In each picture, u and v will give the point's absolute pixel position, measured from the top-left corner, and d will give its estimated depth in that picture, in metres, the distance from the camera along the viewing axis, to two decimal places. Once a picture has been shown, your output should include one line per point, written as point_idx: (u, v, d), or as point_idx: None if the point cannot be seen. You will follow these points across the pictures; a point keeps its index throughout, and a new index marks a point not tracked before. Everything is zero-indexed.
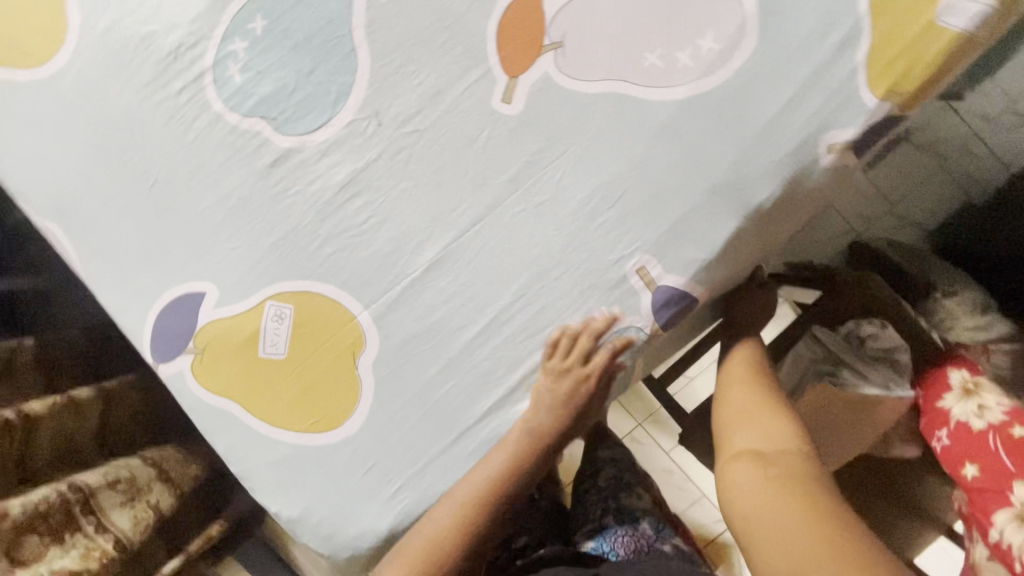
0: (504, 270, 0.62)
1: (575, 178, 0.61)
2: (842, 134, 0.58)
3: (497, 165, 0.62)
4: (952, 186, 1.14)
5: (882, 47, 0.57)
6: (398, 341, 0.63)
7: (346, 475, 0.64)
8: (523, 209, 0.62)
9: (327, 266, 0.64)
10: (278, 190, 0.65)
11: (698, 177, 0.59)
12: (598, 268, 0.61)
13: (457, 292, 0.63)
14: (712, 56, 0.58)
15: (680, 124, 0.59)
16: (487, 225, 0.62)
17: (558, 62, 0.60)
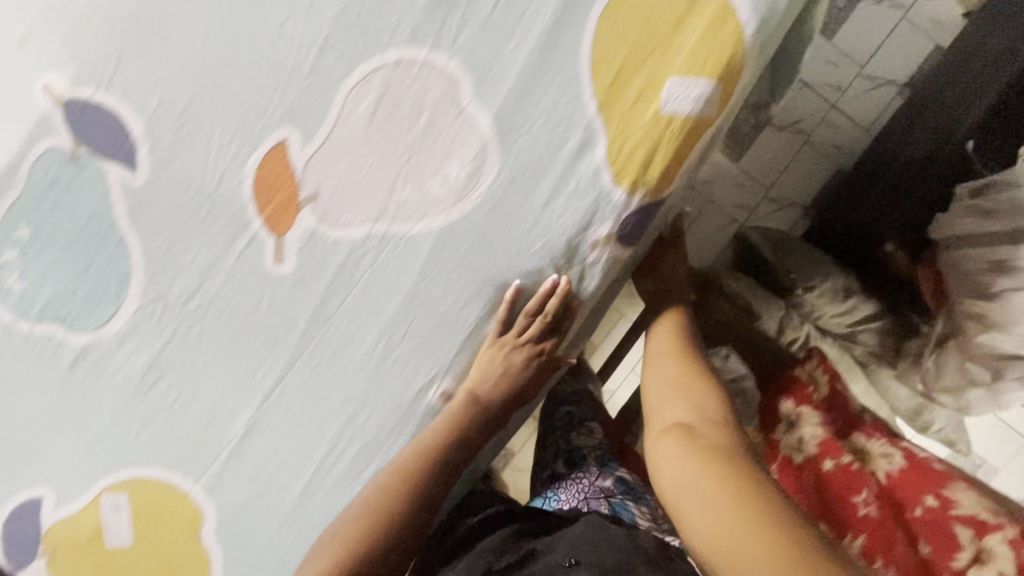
0: (391, 279, 0.61)
1: (445, 147, 0.59)
2: (678, 102, 0.57)
3: (368, 142, 0.60)
4: (817, 156, 1.36)
5: (614, 41, 0.56)
6: (279, 417, 0.63)
7: (295, 473, 0.64)
8: (404, 201, 0.60)
9: (239, 388, 0.63)
10: (160, 338, 0.63)
11: (554, 162, 0.59)
12: (490, 262, 0.61)
13: (362, 267, 0.61)
14: (486, 11, 0.57)
15: (539, 90, 0.58)
16: (373, 242, 0.61)
17: (400, 65, 0.58)
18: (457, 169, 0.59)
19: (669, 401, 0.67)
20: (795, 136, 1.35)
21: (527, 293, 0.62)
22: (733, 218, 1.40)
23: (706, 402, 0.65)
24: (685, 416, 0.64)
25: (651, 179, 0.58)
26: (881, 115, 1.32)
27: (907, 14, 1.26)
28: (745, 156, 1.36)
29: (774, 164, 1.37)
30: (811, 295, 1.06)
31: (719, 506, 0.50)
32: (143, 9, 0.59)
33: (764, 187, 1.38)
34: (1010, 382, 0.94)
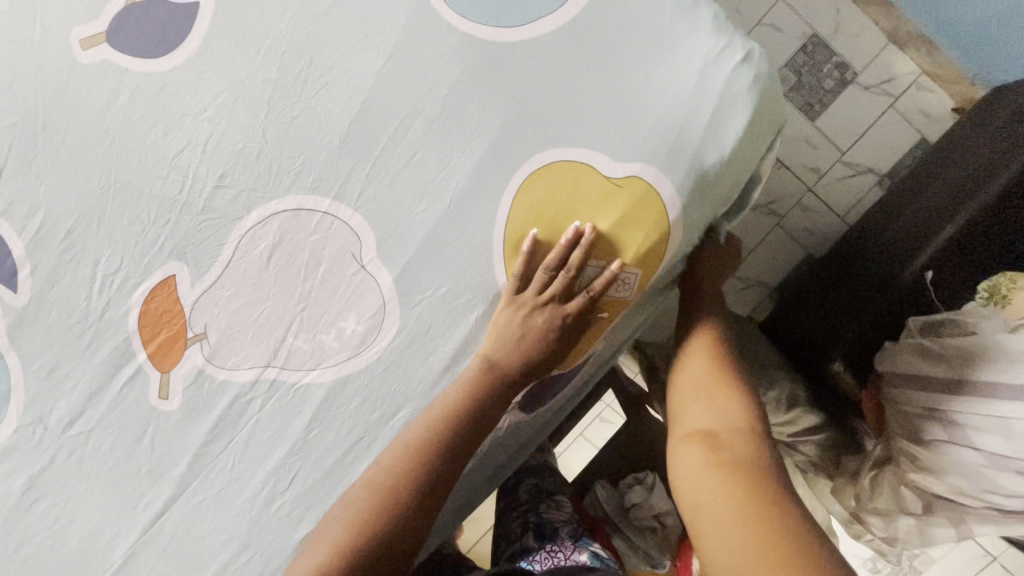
0: (285, 420, 0.58)
1: (348, 295, 0.56)
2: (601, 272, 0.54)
3: (265, 281, 0.56)
4: (789, 239, 1.33)
5: (527, 211, 0.54)
6: (161, 541, 0.61)
7: None
8: (297, 346, 0.57)
9: (121, 515, 0.61)
10: (43, 458, 0.61)
11: (465, 317, 0.56)
12: (383, 414, 0.58)
13: (250, 410, 0.58)
14: (401, 159, 0.54)
15: (451, 248, 0.55)
16: (270, 386, 0.58)
17: (310, 213, 0.55)
18: (355, 325, 0.56)
19: (690, 408, 0.65)
20: (768, 218, 1.31)
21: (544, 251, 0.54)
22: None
23: (729, 406, 0.62)
24: (709, 423, 0.62)
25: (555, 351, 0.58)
26: (856, 204, 1.29)
27: (894, 102, 1.22)
28: None
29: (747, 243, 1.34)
30: None
31: (739, 534, 0.50)
32: (29, 123, 0.56)
33: None
34: (941, 523, 0.88)
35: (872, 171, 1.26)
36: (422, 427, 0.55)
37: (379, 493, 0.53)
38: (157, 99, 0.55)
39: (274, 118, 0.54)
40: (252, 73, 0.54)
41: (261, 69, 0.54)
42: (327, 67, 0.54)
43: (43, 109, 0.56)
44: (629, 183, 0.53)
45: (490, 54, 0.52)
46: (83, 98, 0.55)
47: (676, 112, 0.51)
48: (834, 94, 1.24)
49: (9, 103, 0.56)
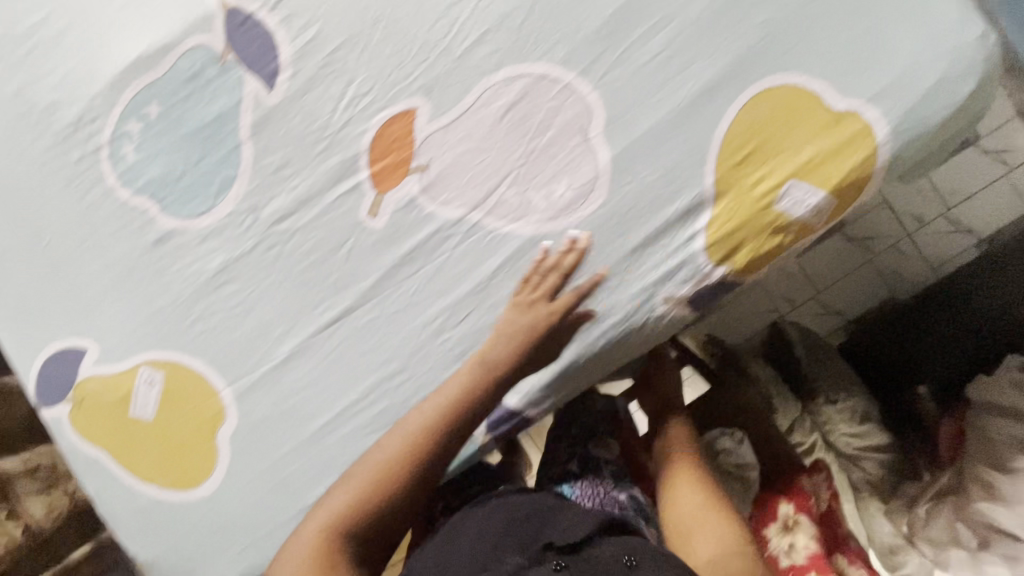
0: (475, 261, 0.64)
1: (566, 161, 0.62)
2: (806, 194, 0.59)
3: (494, 132, 0.63)
4: (876, 277, 1.37)
5: (748, 126, 0.60)
6: (328, 344, 0.66)
7: (320, 411, 0.67)
8: (507, 196, 0.63)
9: (298, 313, 0.66)
10: (246, 244, 0.67)
11: (668, 206, 0.61)
12: (567, 276, 0.63)
13: (446, 245, 0.64)
14: (648, 53, 0.61)
15: (673, 141, 0.61)
16: (471, 227, 0.63)
17: (554, 83, 0.62)
18: (565, 191, 0.62)
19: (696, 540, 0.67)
20: (861, 253, 1.36)
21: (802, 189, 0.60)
22: (772, 308, 1.39)
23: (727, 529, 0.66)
24: (716, 548, 0.65)
25: (740, 261, 0.62)
26: (951, 259, 1.33)
27: (1009, 172, 1.29)
28: (808, 253, 1.38)
29: (836, 272, 1.38)
30: (830, 410, 1.07)
31: None
32: None
33: (814, 289, 1.38)
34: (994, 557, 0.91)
35: (972, 232, 1.31)
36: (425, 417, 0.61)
37: (382, 474, 0.59)
38: None
39: None
40: None
41: None
42: None
43: None
44: (849, 120, 0.58)
45: None
46: None
47: (910, 68, 0.57)
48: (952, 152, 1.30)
49: None
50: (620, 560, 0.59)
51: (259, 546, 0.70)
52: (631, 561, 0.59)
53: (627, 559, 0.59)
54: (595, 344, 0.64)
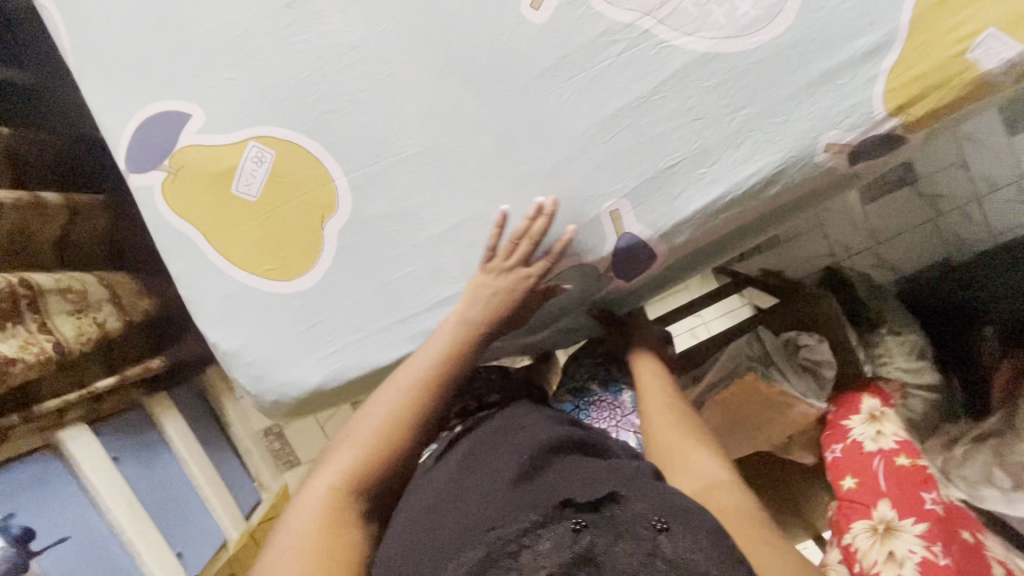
0: (637, 73, 0.59)
1: None
2: (1006, 45, 0.55)
3: None
4: (936, 237, 1.37)
5: None
6: (461, 144, 0.62)
7: (440, 215, 0.63)
8: (683, 6, 0.58)
9: (434, 103, 0.62)
10: (388, 20, 0.61)
11: (855, 42, 0.57)
12: (731, 104, 0.59)
13: (607, 52, 0.59)
14: None
15: None
16: (638, 35, 0.59)
17: None
18: (748, 10, 0.58)
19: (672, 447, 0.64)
20: (927, 209, 1.35)
21: (997, 46, 0.55)
22: (827, 254, 1.40)
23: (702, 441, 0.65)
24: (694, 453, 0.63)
25: (914, 114, 0.58)
26: (1015, 228, 1.32)
27: None
28: (874, 202, 1.37)
29: (897, 226, 1.38)
30: (890, 341, 1.08)
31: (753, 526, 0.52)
32: None
33: (873, 239, 1.38)
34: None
35: None
36: (422, 367, 0.58)
37: (365, 465, 0.55)
38: None
39: None
40: None
41: None
42: None
43: None
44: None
45: None
46: None
47: None
48: None
49: None
50: (650, 520, 0.47)
51: (347, 353, 0.66)
52: (662, 525, 0.47)
53: (656, 520, 0.47)
54: (746, 183, 0.60)
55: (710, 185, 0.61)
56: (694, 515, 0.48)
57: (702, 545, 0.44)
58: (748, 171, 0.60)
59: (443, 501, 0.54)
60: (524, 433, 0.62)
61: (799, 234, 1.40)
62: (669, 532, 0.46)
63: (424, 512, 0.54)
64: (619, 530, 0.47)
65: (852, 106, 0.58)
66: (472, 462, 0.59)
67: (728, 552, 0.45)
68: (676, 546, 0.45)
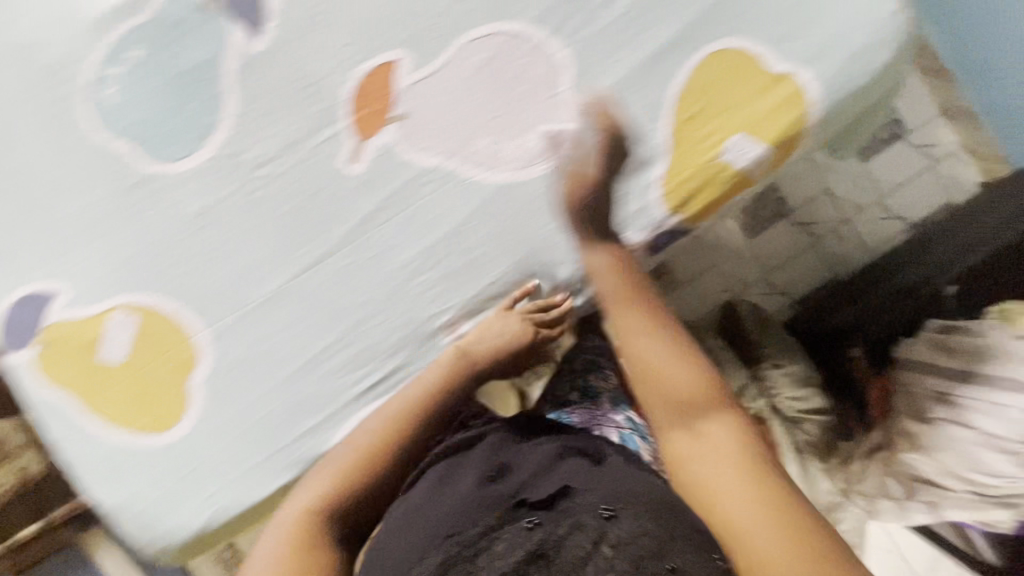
0: (449, 206, 0.68)
1: (537, 115, 0.67)
2: (749, 148, 0.66)
3: (468, 87, 0.67)
4: (819, 260, 1.47)
5: (702, 85, 0.66)
6: (306, 287, 0.69)
7: (295, 353, 0.69)
8: (478, 147, 0.67)
9: (275, 255, 0.68)
10: (223, 188, 0.68)
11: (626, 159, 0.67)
12: (535, 224, 0.68)
13: (421, 191, 0.67)
14: (610, 19, 0.65)
15: (630, 98, 0.66)
16: (444, 176, 0.67)
17: (523, 43, 0.66)
18: (534, 143, 0.67)
19: (660, 386, 0.56)
20: (806, 236, 1.46)
21: (743, 149, 0.66)
22: (725, 289, 1.49)
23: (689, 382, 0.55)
24: (690, 409, 0.54)
25: (691, 209, 0.68)
26: (884, 243, 1.45)
27: (931, 166, 1.43)
28: (758, 236, 1.47)
29: (783, 255, 1.48)
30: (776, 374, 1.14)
31: (764, 516, 0.45)
32: None
33: (763, 270, 1.48)
34: (919, 505, 0.98)
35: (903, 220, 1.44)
36: (408, 396, 0.64)
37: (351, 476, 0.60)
38: None
39: None
40: None
41: None
42: None
43: None
44: (786, 82, 0.65)
45: None
46: None
47: (834, 42, 0.65)
48: (887, 146, 1.44)
49: None
50: (596, 511, 0.51)
51: (227, 493, 0.69)
52: (609, 513, 0.50)
53: (603, 510, 0.51)
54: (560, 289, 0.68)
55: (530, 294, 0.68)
56: (641, 502, 0.52)
57: (648, 526, 0.49)
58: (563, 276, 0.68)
59: (414, 517, 0.58)
60: (509, 445, 0.65)
61: (696, 274, 1.50)
62: (615, 519, 0.50)
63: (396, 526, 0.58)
64: (569, 522, 0.50)
65: (638, 210, 0.68)
66: (449, 477, 0.62)
67: (672, 526, 0.49)
68: (622, 530, 0.48)
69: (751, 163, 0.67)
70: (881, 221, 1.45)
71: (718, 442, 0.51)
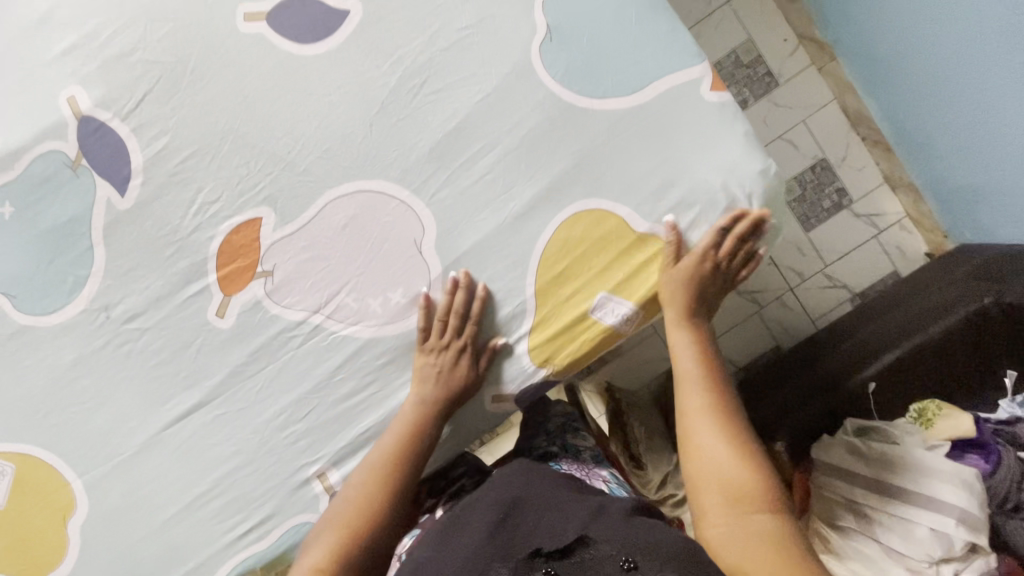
0: (316, 359, 0.67)
1: (402, 270, 0.67)
2: (620, 305, 0.66)
3: (333, 242, 0.67)
4: (762, 329, 1.43)
5: (570, 242, 0.65)
6: (177, 437, 0.69)
7: (170, 501, 0.70)
8: (344, 301, 0.67)
9: (148, 404, 0.69)
10: (96, 339, 0.69)
11: (492, 314, 0.66)
12: (402, 376, 0.68)
13: (288, 345, 0.68)
14: (473, 177, 0.65)
15: (495, 254, 0.66)
16: (310, 330, 0.67)
17: (386, 199, 0.66)
18: (399, 298, 0.67)
19: (705, 450, 0.59)
20: (749, 305, 1.43)
21: (611, 305, 0.66)
22: None
23: (731, 452, 0.57)
24: (720, 474, 0.56)
25: (560, 363, 0.67)
26: (830, 313, 1.41)
27: (878, 235, 1.39)
28: None
29: (726, 323, 1.44)
30: None
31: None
32: (180, 67, 0.67)
33: None
34: None
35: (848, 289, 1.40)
36: (383, 447, 0.64)
37: (346, 537, 0.60)
38: (291, 76, 0.66)
39: (386, 122, 0.66)
40: (376, 78, 0.66)
41: (384, 76, 0.66)
42: (435, 88, 0.65)
43: (197, 59, 0.66)
44: (651, 241, 0.65)
45: (567, 116, 0.65)
46: (231, 56, 0.66)
47: (700, 197, 0.65)
48: (830, 214, 1.39)
49: (170, 45, 0.67)
50: (616, 560, 0.48)
51: None
52: (629, 564, 0.48)
53: (622, 559, 0.48)
54: None
55: None
56: (662, 548, 0.49)
57: None
58: None
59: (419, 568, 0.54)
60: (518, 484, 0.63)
61: None
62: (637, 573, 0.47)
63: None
64: None
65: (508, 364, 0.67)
66: (455, 524, 0.59)
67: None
68: None
69: (621, 317, 0.66)
70: (826, 289, 1.41)
71: (758, 527, 0.52)
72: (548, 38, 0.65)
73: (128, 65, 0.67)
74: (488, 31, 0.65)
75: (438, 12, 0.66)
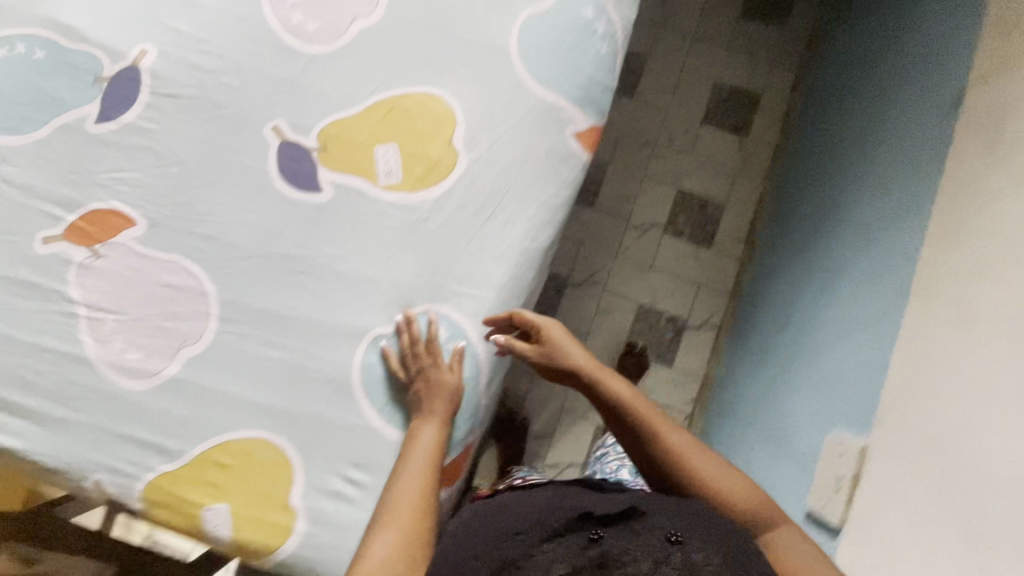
0: (47, 329, 0.77)
1: (155, 346, 0.77)
2: (222, 525, 0.73)
3: (147, 283, 0.79)
4: None
5: (250, 453, 0.75)
6: None
7: None
8: (107, 320, 0.77)
9: None
10: None
11: (160, 434, 0.75)
12: (73, 400, 0.76)
13: (46, 301, 0.78)
14: (256, 350, 0.77)
15: (208, 405, 0.76)
16: (68, 309, 0.78)
17: (202, 301, 0.78)
18: (132, 358, 0.77)
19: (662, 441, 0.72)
20: None
21: (219, 518, 0.73)
22: None
23: (708, 468, 0.70)
24: (740, 492, 0.69)
25: (154, 511, 0.74)
26: None
27: None
28: None
29: None
30: None
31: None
32: (210, 107, 0.84)
33: None
34: None
35: None
36: (390, 529, 0.63)
37: None
38: (250, 181, 0.82)
39: (258, 264, 0.79)
40: (284, 237, 0.80)
41: (289, 242, 0.80)
42: (302, 282, 0.79)
43: (222, 113, 0.83)
44: (288, 514, 0.73)
45: (339, 386, 0.76)
46: (239, 135, 0.83)
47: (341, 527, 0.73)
48: None
49: (222, 91, 0.84)
50: (663, 533, 0.58)
51: None
52: (675, 539, 0.58)
53: (668, 535, 0.58)
54: (32, 455, 0.75)
55: (15, 434, 0.75)
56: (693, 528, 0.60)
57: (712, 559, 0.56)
58: (42, 450, 0.75)
59: (469, 527, 0.66)
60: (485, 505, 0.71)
61: None
62: (681, 545, 0.57)
63: (466, 525, 0.67)
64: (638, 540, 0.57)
65: (126, 470, 0.74)
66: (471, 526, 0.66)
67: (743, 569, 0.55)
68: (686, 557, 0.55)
69: (215, 534, 0.73)
70: None
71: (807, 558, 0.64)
72: (387, 335, 0.78)
73: (189, 73, 0.84)
74: (367, 290, 0.79)
75: (358, 248, 0.80)
